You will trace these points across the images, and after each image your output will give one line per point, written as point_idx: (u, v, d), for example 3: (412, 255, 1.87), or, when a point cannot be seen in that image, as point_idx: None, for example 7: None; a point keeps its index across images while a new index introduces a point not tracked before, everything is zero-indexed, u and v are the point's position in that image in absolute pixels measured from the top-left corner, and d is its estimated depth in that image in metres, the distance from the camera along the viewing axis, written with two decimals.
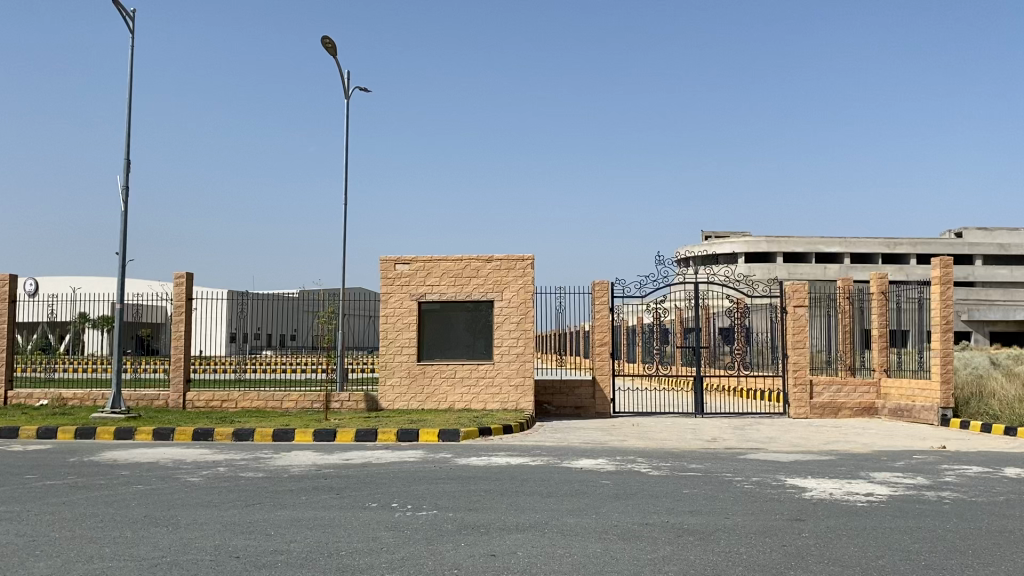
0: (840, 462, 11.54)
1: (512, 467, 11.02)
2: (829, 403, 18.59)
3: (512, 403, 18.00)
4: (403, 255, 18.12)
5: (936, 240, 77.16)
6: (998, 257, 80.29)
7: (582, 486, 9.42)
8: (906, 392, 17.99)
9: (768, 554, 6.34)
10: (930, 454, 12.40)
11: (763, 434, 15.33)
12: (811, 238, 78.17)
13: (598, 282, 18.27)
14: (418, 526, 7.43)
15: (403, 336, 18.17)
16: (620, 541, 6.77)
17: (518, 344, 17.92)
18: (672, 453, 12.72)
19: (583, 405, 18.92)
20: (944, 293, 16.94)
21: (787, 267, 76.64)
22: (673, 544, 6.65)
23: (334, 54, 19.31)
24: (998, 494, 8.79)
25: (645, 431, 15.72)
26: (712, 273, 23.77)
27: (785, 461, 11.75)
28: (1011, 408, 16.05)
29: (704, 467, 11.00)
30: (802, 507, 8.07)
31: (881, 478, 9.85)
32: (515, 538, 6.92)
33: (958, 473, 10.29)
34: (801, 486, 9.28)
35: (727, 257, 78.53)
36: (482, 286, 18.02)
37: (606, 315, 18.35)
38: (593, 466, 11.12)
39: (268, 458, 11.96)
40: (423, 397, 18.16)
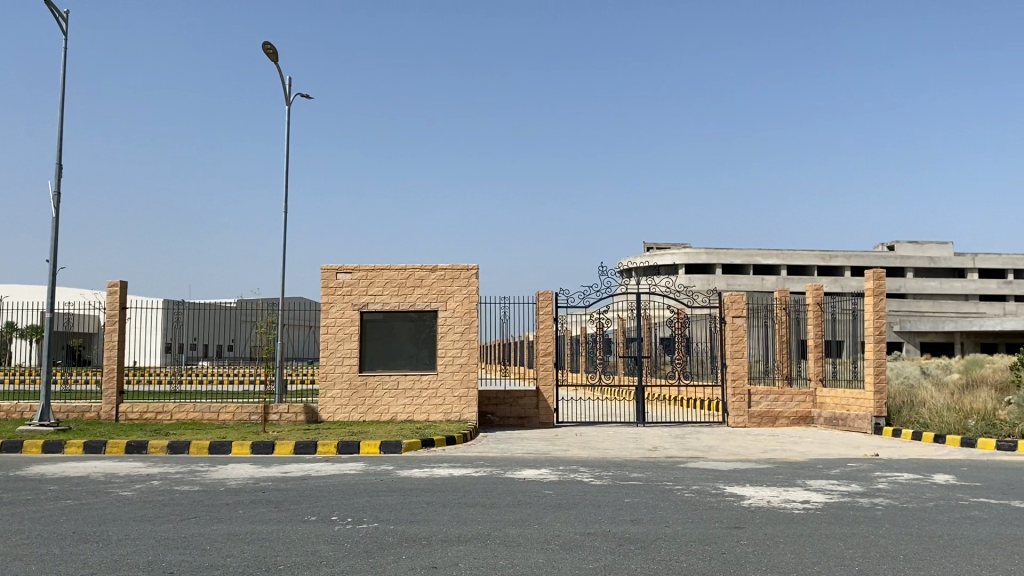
0: (777, 470, 11.74)
1: (455, 479, 10.96)
2: (767, 412, 18.94)
3: (456, 414, 17.90)
4: (344, 264, 17.96)
5: (870, 254, 79.30)
6: (928, 270, 82.79)
7: (524, 496, 9.41)
8: (841, 401, 18.42)
9: (707, 562, 6.42)
10: (863, 462, 12.72)
11: (703, 443, 15.52)
12: (749, 251, 79.71)
13: (542, 292, 18.35)
14: (358, 538, 7.33)
15: (344, 347, 17.97)
16: (561, 551, 6.77)
17: (462, 354, 17.85)
18: (614, 463, 12.81)
19: (526, 415, 18.92)
20: (876, 305, 17.42)
21: (726, 279, 77.95)
22: (615, 553, 6.68)
23: (276, 60, 19.04)
24: (929, 500, 9.05)
25: (588, 441, 15.80)
26: (654, 284, 24.04)
27: (725, 469, 11.92)
28: (941, 417, 16.54)
29: (645, 476, 11.09)
30: (741, 515, 8.19)
31: (817, 486, 10.04)
32: (457, 549, 6.88)
33: (890, 480, 10.57)
34: (739, 494, 9.43)
35: (669, 268, 79.69)
36: (426, 296, 17.94)
37: (550, 325, 18.43)
38: (536, 476, 11.13)
39: (205, 471, 11.67)
40: (364, 408, 17.96)
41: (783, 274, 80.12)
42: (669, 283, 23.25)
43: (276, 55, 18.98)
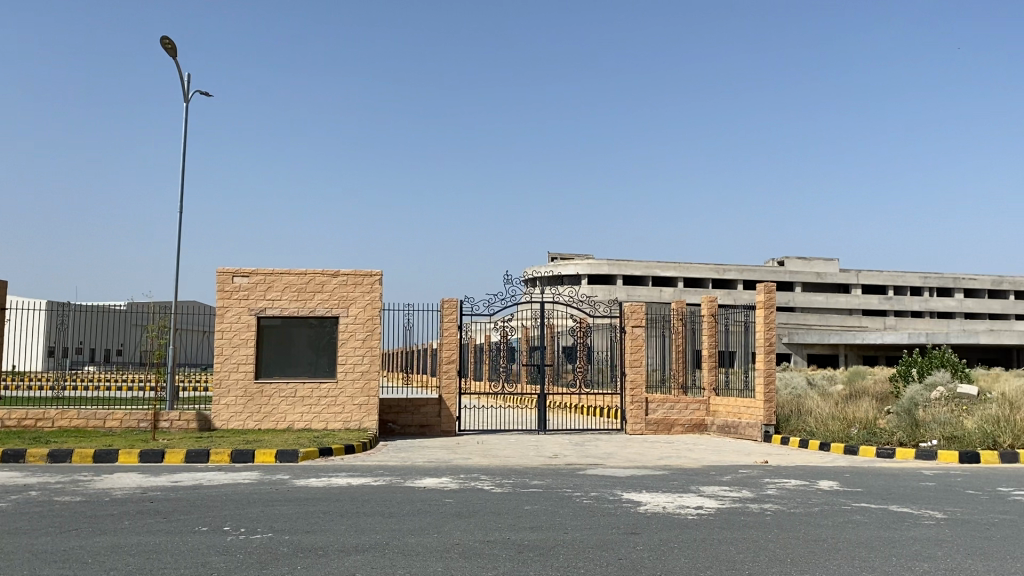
0: (672, 477, 12.02)
1: (354, 488, 10.78)
2: (663, 419, 19.40)
3: (355, 423, 17.64)
4: (241, 268, 17.48)
5: (762, 269, 82.30)
6: (816, 286, 86.42)
7: (424, 505, 9.34)
8: (733, 410, 19.03)
9: (604, 567, 6.52)
10: (753, 468, 13.17)
11: (601, 450, 15.77)
12: (648, 263, 81.63)
13: (447, 300, 18.31)
14: (251, 549, 7.13)
15: (240, 353, 17.48)
16: (461, 559, 6.75)
17: (363, 362, 17.62)
18: (514, 471, 12.86)
19: (428, 424, 18.81)
20: (767, 317, 18.10)
21: (626, 290, 79.51)
22: (513, 561, 6.70)
23: (174, 56, 18.43)
24: (814, 505, 9.44)
25: (489, 449, 15.83)
26: (558, 293, 24.30)
27: (622, 476, 12.13)
28: (826, 425, 17.26)
29: (545, 483, 11.18)
30: (637, 520, 8.35)
31: (710, 492, 10.35)
32: (354, 559, 6.76)
33: (779, 486, 10.97)
34: (636, 501, 9.61)
35: (572, 278, 80.72)
36: (327, 302, 17.62)
37: (454, 333, 18.41)
38: (436, 485, 11.09)
39: (88, 480, 11.13)
40: (260, 417, 17.50)
41: (681, 286, 82.32)
42: (572, 293, 23.56)
43: (174, 49, 18.37)
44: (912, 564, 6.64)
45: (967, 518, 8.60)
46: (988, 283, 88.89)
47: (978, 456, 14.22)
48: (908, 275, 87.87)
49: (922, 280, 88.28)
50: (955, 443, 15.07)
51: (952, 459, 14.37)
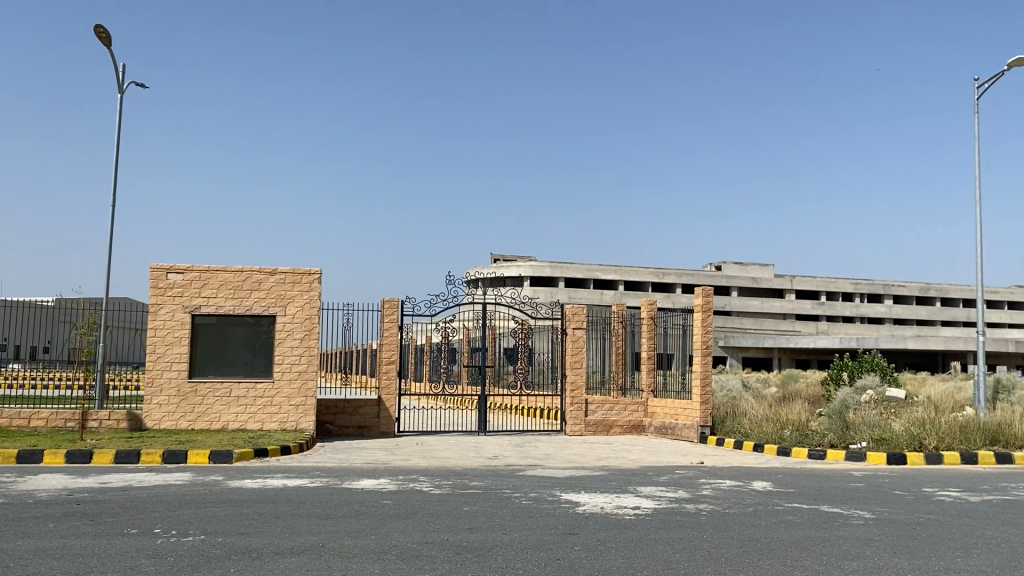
0: (611, 477, 12.12)
1: (290, 489, 10.59)
2: (602, 420, 19.55)
3: (292, 423, 17.35)
4: (176, 264, 17.09)
5: (700, 273, 83.67)
6: (751, 290, 88.16)
7: (362, 507, 9.23)
8: (670, 411, 19.28)
9: (542, 567, 6.53)
10: (690, 469, 13.35)
11: (541, 451, 15.80)
12: (589, 266, 82.30)
13: (388, 299, 18.17)
14: (182, 552, 6.95)
15: (173, 351, 17.09)
16: (398, 561, 6.70)
17: (301, 362, 17.35)
18: (454, 472, 12.81)
19: (366, 425, 18.61)
20: (705, 320, 18.39)
21: (567, 292, 79.92)
22: (452, 562, 6.67)
23: (108, 45, 17.92)
24: (749, 505, 9.61)
25: (428, 450, 15.74)
26: (499, 294, 24.31)
27: (561, 477, 12.17)
28: (760, 427, 17.61)
29: (484, 484, 11.14)
30: (575, 521, 8.39)
31: (647, 492, 10.46)
32: (289, 562, 6.64)
33: (714, 486, 11.13)
34: (575, 501, 9.65)
35: (514, 279, 80.94)
36: (264, 300, 17.32)
37: (394, 333, 18.29)
38: (375, 486, 10.99)
39: (10, 482, 10.72)
40: (193, 416, 17.11)
41: (621, 289, 83.18)
42: (514, 295, 23.60)
43: (109, 39, 17.88)
44: (841, 562, 6.80)
45: (894, 517, 8.86)
46: (915, 290, 91.84)
47: (904, 458, 14.69)
48: (840, 281, 90.26)
49: (853, 286, 90.78)
50: (884, 446, 15.52)
51: (881, 460, 14.79)
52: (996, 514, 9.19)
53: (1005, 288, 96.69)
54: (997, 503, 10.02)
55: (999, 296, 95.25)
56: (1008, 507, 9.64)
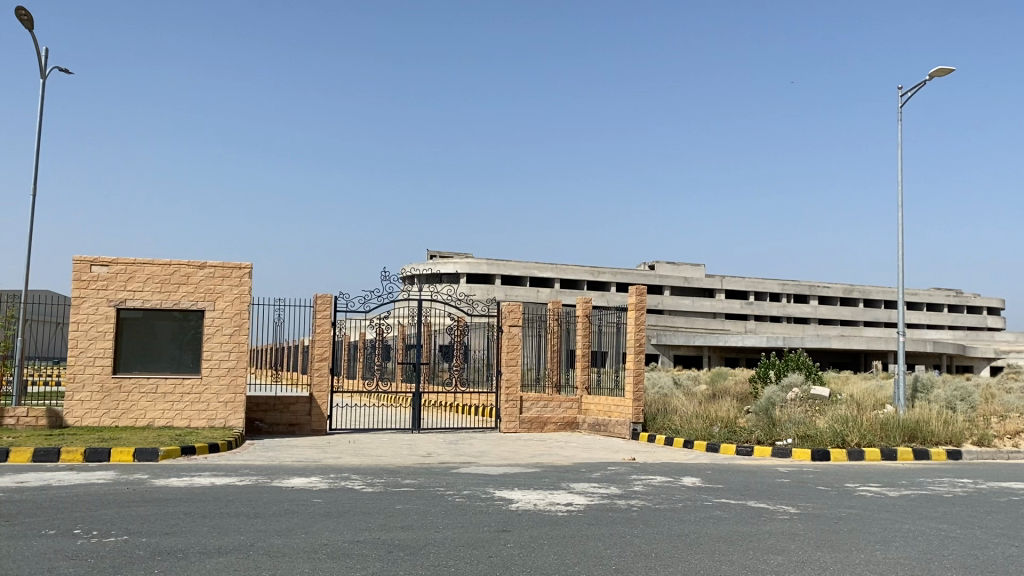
0: (544, 474, 12.20)
1: (218, 488, 10.35)
2: (536, 418, 19.64)
3: (220, 420, 16.99)
4: (100, 256, 16.57)
5: (633, 272, 84.73)
6: (683, 290, 89.67)
7: (292, 505, 9.09)
8: (603, 408, 19.50)
9: (474, 565, 6.51)
10: (622, 465, 13.48)
11: (475, 449, 15.80)
12: (526, 263, 82.60)
13: (320, 295, 17.94)
14: (103, 553, 6.73)
15: (97, 345, 16.57)
16: (329, 560, 6.60)
17: (230, 358, 16.99)
18: (386, 469, 12.70)
19: (298, 422, 18.33)
20: (638, 318, 18.65)
21: (503, 289, 80.04)
22: (383, 561, 6.60)
23: (31, 28, 17.27)
24: (678, 501, 9.78)
25: (361, 448, 15.58)
26: (436, 291, 24.18)
27: (494, 474, 12.17)
28: (689, 424, 17.94)
29: (417, 482, 11.10)
30: (508, 518, 8.41)
31: (579, 489, 10.54)
32: (215, 562, 6.49)
33: (645, 483, 11.27)
34: (508, 498, 9.66)
35: (450, 275, 80.66)
36: (192, 295, 16.91)
37: (327, 329, 18.06)
38: (306, 484, 10.84)
39: None
40: (117, 413, 16.63)
41: (556, 287, 83.68)
42: (450, 291, 23.53)
43: (31, 22, 17.22)
44: (766, 557, 6.95)
45: (817, 512, 9.11)
46: (839, 291, 94.53)
47: (828, 454, 15.11)
48: (768, 282, 92.44)
49: (781, 287, 93.05)
50: (809, 442, 15.91)
51: (805, 457, 15.19)
52: (914, 508, 9.52)
53: (924, 290, 100.28)
54: (915, 498, 10.38)
55: (918, 298, 98.72)
56: (925, 502, 9.99)
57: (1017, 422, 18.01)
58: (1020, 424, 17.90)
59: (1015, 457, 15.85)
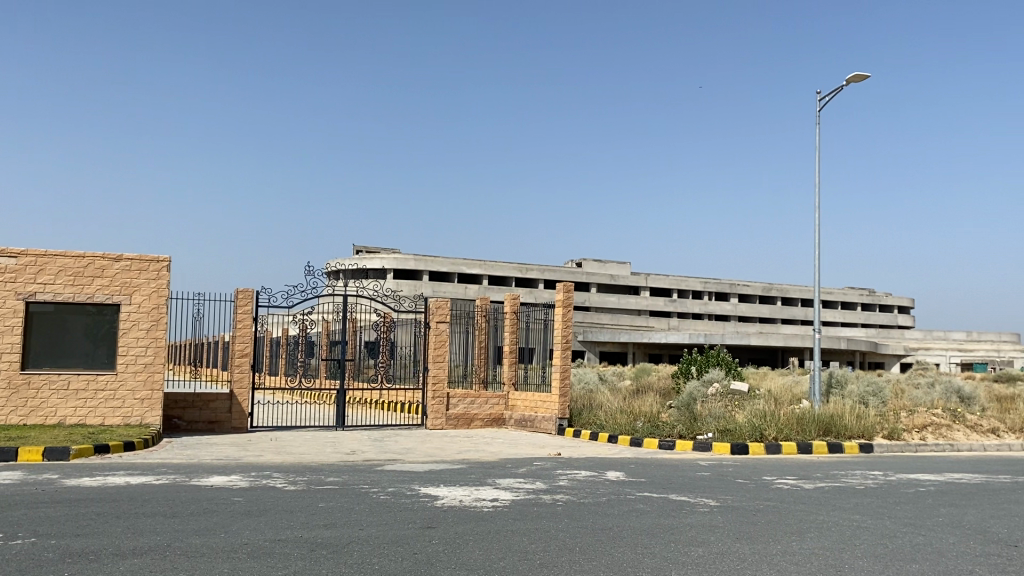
0: (470, 470, 12.18)
1: (134, 487, 10.03)
2: (463, 414, 19.61)
3: (136, 418, 16.46)
4: (8, 247, 15.87)
5: (561, 269, 85.40)
6: (609, 287, 90.76)
7: (211, 505, 8.86)
8: (530, 404, 19.61)
9: (398, 562, 6.46)
10: (547, 461, 13.56)
11: (400, 446, 15.70)
12: (454, 259, 82.43)
13: (242, 290, 17.56)
14: (8, 556, 6.45)
15: (4, 340, 15.89)
16: (249, 560, 6.46)
17: (147, 354, 16.48)
18: (309, 468, 12.49)
19: (217, 420, 17.91)
20: (566, 315, 18.79)
21: (431, 285, 79.66)
22: (306, 559, 6.51)
23: None
24: (602, 495, 9.90)
25: (283, 446, 15.32)
26: (361, 287, 23.90)
27: (419, 471, 12.11)
28: (614, 419, 18.18)
29: (340, 480, 10.96)
30: (433, 515, 8.37)
31: (505, 484, 10.57)
32: (129, 563, 6.29)
33: (570, 478, 11.38)
34: (433, 495, 9.61)
35: (377, 271, 79.87)
36: (107, 288, 16.33)
37: (249, 325, 17.69)
38: (225, 483, 10.58)
39: None
40: (26, 411, 15.98)
41: (484, 284, 83.78)
42: (375, 287, 23.27)
43: None
44: (686, 549, 7.08)
45: (736, 505, 9.33)
46: (759, 290, 97.01)
47: (747, 448, 15.48)
48: (691, 280, 94.34)
49: (703, 285, 94.99)
50: (728, 436, 16.29)
51: (725, 451, 15.54)
52: (828, 500, 9.84)
53: (839, 289, 103.74)
54: (829, 490, 10.73)
55: (834, 297, 102.05)
56: (838, 493, 10.34)
57: (924, 416, 18.78)
58: (927, 418, 18.68)
59: (922, 450, 16.52)
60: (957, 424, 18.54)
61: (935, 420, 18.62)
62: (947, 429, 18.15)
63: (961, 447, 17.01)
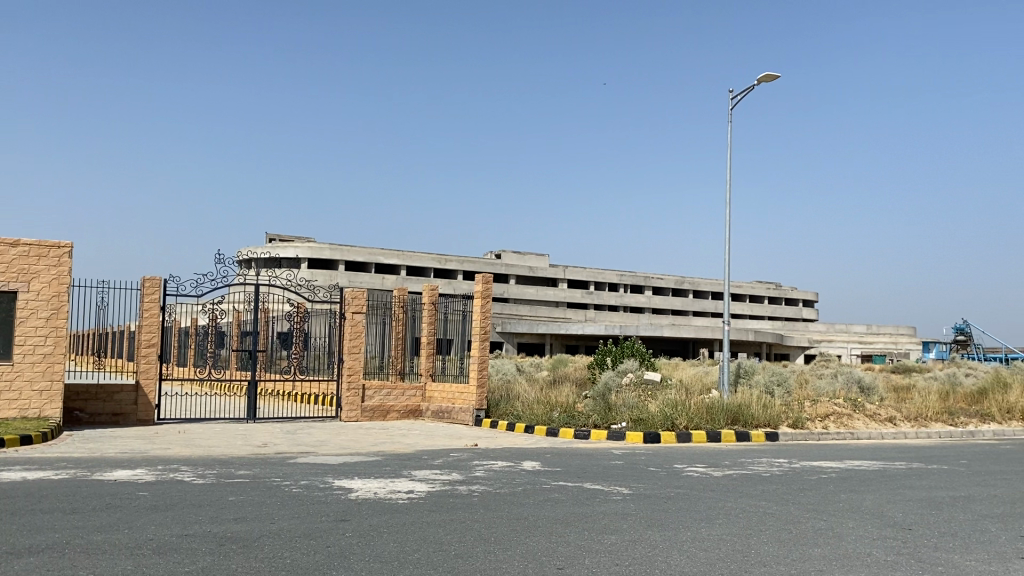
0: (385, 463, 12.07)
1: (31, 483, 9.59)
2: (379, 406, 19.42)
3: (34, 411, 15.74)
4: None
5: (479, 261, 85.46)
6: (528, 279, 91.01)
7: (115, 500, 8.54)
8: (448, 396, 19.59)
9: (311, 556, 6.35)
10: (464, 452, 13.54)
11: (313, 438, 15.45)
12: (370, 249, 81.58)
13: (148, 278, 17.02)
14: None
15: None
16: (154, 556, 6.25)
17: (46, 344, 15.77)
18: (218, 460, 12.18)
19: (122, 412, 17.28)
20: (484, 306, 18.81)
21: (347, 275, 78.66)
22: (215, 554, 6.33)
23: None
24: (517, 485, 9.95)
25: (192, 439, 14.86)
26: (274, 276, 23.36)
27: (333, 464, 11.93)
28: (530, 409, 18.30)
29: (251, 473, 10.71)
30: (347, 508, 8.26)
31: (421, 476, 10.51)
32: (22, 562, 6.00)
33: (486, 468, 11.41)
34: (347, 487, 9.49)
35: (291, 261, 78.39)
36: (3, 275, 15.54)
37: (156, 314, 17.16)
38: (130, 477, 10.21)
39: None
40: None
41: (401, 274, 83.17)
42: (289, 277, 22.77)
43: None
44: (599, 536, 7.18)
45: (648, 492, 9.54)
46: (672, 282, 99.05)
47: (658, 437, 15.79)
48: (607, 273, 95.67)
49: (619, 278, 96.45)
50: (641, 425, 16.60)
51: (638, 440, 15.82)
52: (735, 487, 10.13)
53: (748, 282, 106.79)
54: (737, 477, 11.03)
55: (743, 290, 105.01)
56: (746, 481, 10.64)
57: (827, 406, 19.51)
58: (830, 407, 19.42)
59: (824, 439, 17.15)
60: (857, 413, 19.34)
61: (837, 409, 19.37)
62: (848, 418, 18.90)
63: (860, 435, 17.75)
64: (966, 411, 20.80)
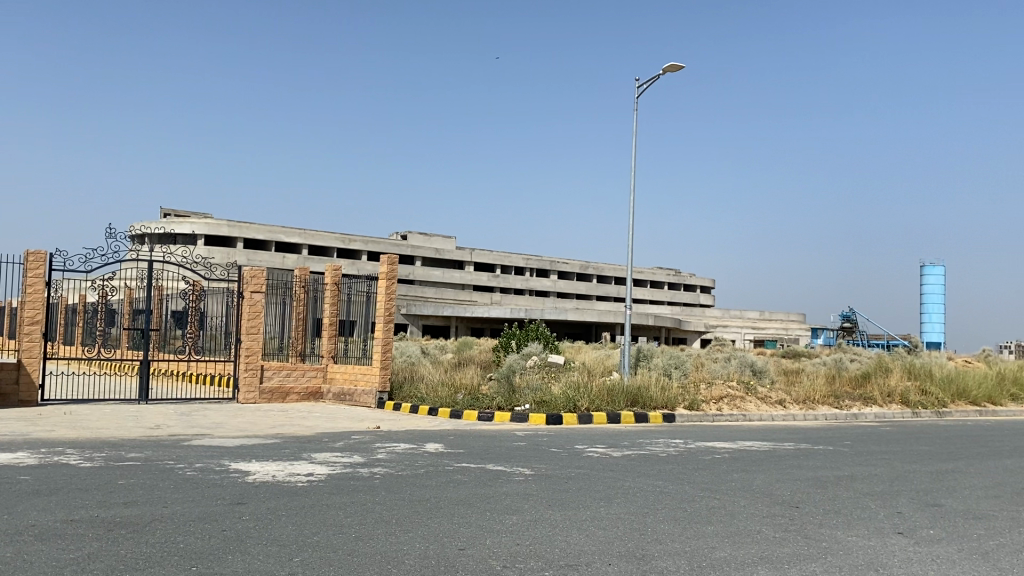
0: (284, 445, 11.83)
1: None
2: (277, 387, 19.00)
3: None
4: None
5: (384, 242, 84.61)
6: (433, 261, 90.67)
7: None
8: (350, 377, 19.33)
9: (206, 540, 6.17)
10: (365, 434, 13.41)
11: (210, 420, 15.02)
12: (272, 227, 79.76)
13: (32, 252, 16.13)
14: None
15: None
16: (35, 543, 5.94)
17: None
18: (107, 443, 11.70)
19: (2, 393, 16.36)
20: (388, 288, 18.60)
21: (247, 254, 76.70)
22: (102, 540, 6.08)
23: None
24: (420, 467, 9.91)
25: (78, 420, 14.22)
26: (168, 253, 22.48)
27: (230, 446, 11.62)
28: (435, 392, 18.26)
29: (143, 456, 10.33)
30: (244, 491, 8.06)
31: (321, 459, 10.34)
32: None
33: (388, 450, 11.32)
34: (244, 470, 9.26)
35: (188, 237, 75.95)
36: None
37: (40, 290, 16.29)
38: (12, 460, 9.70)
39: None
40: None
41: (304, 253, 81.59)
42: (184, 253, 21.96)
43: None
44: (501, 517, 7.22)
45: (550, 473, 9.65)
46: (576, 267, 100.35)
47: (560, 418, 16.00)
48: (513, 256, 96.20)
49: (524, 261, 97.33)
50: (544, 407, 16.80)
51: (541, 421, 16.00)
52: (633, 467, 10.35)
53: (650, 269, 109.09)
54: (634, 457, 11.29)
55: (644, 276, 107.32)
56: (644, 461, 10.91)
57: (721, 388, 20.16)
58: (725, 390, 20.09)
59: (718, 420, 17.73)
60: (750, 396, 20.06)
61: (730, 392, 20.07)
62: (741, 401, 19.58)
63: (752, 417, 18.42)
64: (850, 394, 21.85)
